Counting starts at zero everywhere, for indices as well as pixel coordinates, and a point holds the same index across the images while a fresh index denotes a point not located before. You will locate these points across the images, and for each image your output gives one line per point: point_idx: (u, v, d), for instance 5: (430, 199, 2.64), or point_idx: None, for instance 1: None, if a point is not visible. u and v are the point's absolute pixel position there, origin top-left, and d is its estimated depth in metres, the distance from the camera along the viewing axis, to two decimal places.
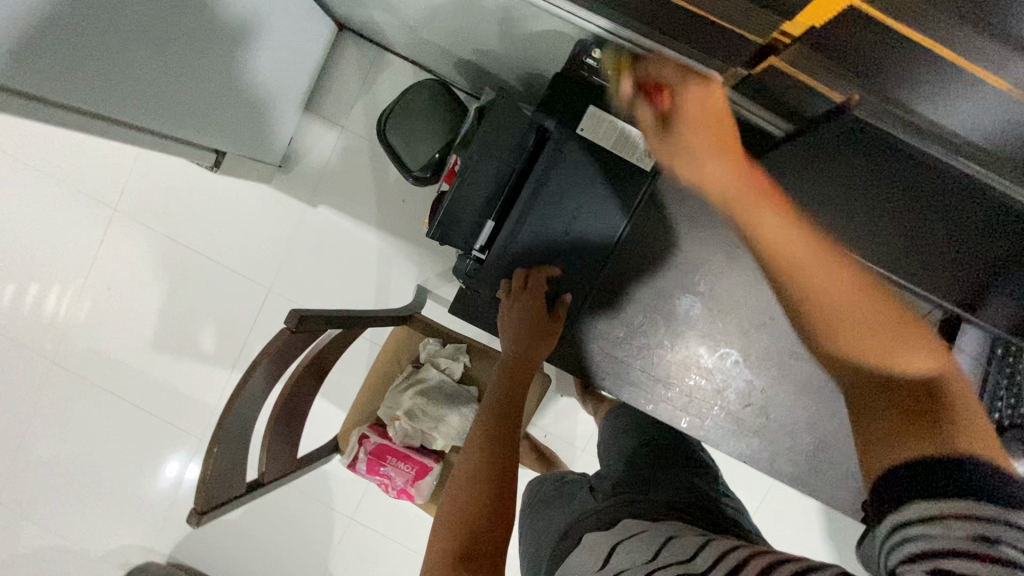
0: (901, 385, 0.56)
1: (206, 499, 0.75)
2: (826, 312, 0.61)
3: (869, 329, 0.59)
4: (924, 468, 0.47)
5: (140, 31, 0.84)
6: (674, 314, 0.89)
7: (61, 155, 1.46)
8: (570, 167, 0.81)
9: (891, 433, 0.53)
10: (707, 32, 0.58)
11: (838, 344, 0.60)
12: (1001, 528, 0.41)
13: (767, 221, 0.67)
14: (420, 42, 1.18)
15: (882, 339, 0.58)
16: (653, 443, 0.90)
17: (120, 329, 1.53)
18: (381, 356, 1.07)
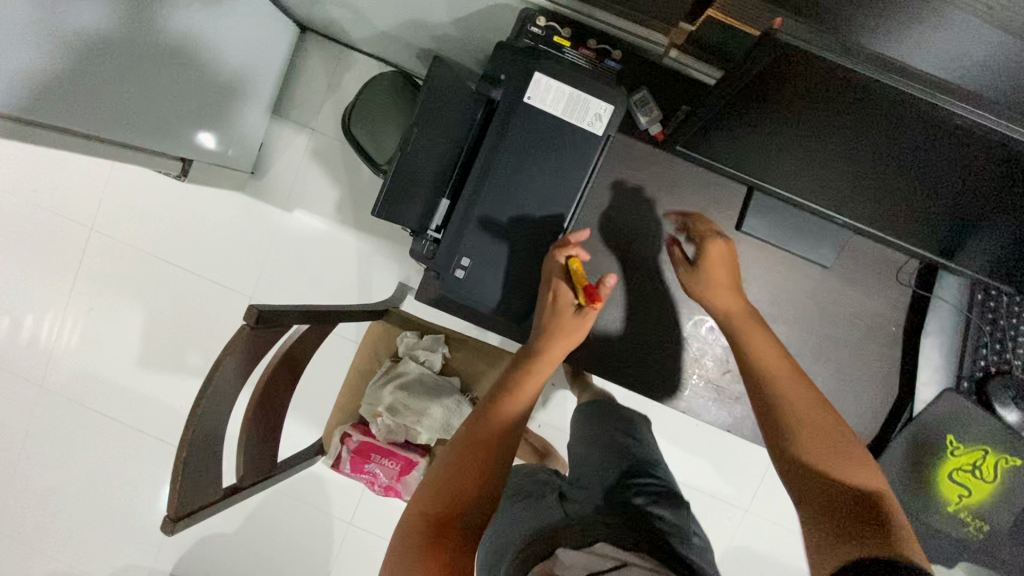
0: (838, 491, 0.58)
1: (180, 506, 0.74)
2: (791, 434, 0.64)
3: (825, 446, 0.62)
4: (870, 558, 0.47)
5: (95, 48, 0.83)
6: (646, 288, 0.89)
7: (34, 177, 1.46)
8: (524, 133, 0.73)
9: (836, 530, 0.54)
10: None
11: (808, 459, 0.62)
12: None
13: (759, 338, 0.75)
14: (379, 35, 1.17)
15: (832, 453, 0.61)
16: (620, 445, 0.86)
17: (106, 351, 1.52)
18: (362, 351, 1.07)
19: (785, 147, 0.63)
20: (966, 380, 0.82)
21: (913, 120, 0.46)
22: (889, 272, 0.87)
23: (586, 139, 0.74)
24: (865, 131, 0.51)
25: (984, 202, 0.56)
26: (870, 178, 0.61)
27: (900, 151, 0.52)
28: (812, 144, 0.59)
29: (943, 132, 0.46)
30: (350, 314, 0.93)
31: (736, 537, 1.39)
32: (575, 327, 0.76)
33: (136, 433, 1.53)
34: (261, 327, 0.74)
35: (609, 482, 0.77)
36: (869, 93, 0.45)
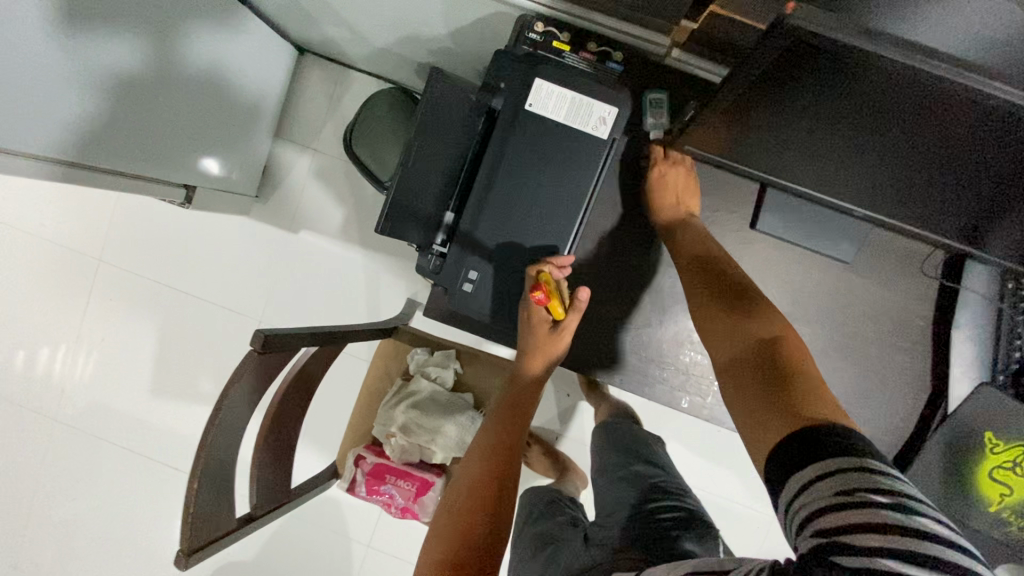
0: (756, 361, 0.60)
1: (193, 539, 0.72)
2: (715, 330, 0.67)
3: (739, 327, 0.65)
4: (794, 445, 0.49)
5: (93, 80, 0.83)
6: (661, 293, 0.87)
7: (42, 211, 1.47)
8: (525, 143, 0.71)
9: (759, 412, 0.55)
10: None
11: (731, 347, 0.64)
12: (862, 479, 0.43)
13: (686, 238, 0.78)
14: (376, 53, 1.17)
15: (744, 328, 0.64)
16: (641, 471, 0.83)
17: (118, 381, 1.52)
18: (371, 371, 1.05)
19: (797, 141, 0.61)
20: (1002, 374, 0.79)
21: (938, 102, 0.44)
22: (913, 263, 0.84)
23: (590, 144, 0.72)
24: (886, 116, 0.49)
25: (1004, 182, 0.53)
26: (882, 165, 0.59)
27: (922, 136, 0.50)
28: (826, 135, 0.57)
29: (974, 112, 0.43)
30: (359, 334, 0.91)
31: (767, 544, 1.35)
32: (552, 343, 0.80)
33: (151, 463, 1.52)
34: (268, 353, 0.72)
35: (631, 513, 0.74)
36: (892, 76, 0.43)
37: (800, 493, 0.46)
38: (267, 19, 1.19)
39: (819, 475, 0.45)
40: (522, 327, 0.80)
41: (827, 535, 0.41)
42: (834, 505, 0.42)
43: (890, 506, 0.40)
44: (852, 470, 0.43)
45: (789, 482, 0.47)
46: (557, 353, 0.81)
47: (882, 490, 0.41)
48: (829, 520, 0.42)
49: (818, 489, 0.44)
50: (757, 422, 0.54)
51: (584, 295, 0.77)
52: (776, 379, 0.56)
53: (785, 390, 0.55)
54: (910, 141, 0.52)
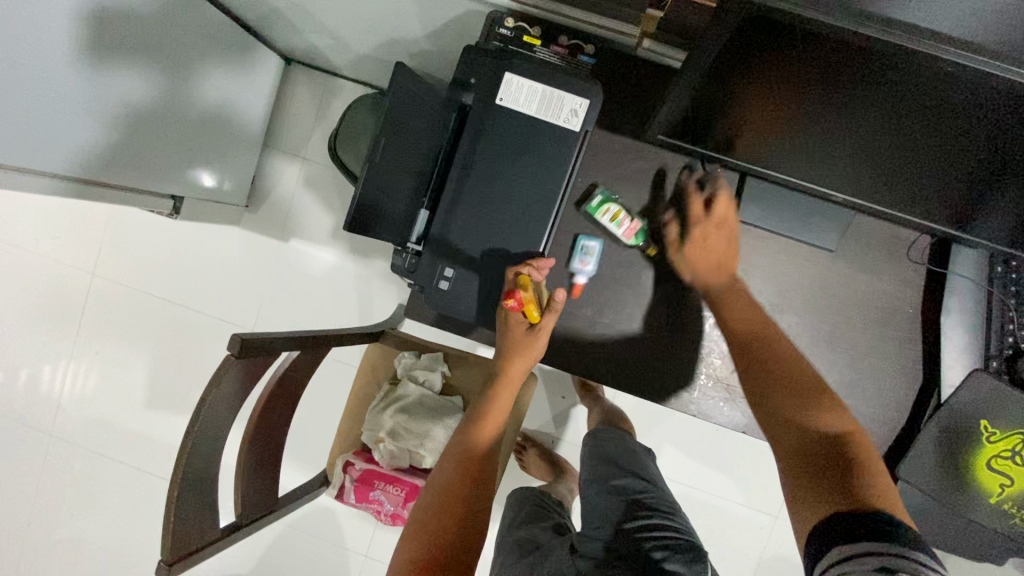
0: (814, 444, 0.57)
1: (173, 549, 0.71)
2: (761, 397, 0.64)
3: (785, 397, 0.62)
4: (852, 525, 0.48)
5: (82, 94, 0.83)
6: (644, 287, 0.85)
7: (39, 228, 1.48)
8: (499, 137, 0.71)
9: (813, 496, 0.53)
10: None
11: (783, 421, 0.60)
12: (908, 564, 0.44)
13: (735, 302, 0.75)
14: (360, 59, 1.17)
15: (791, 403, 0.61)
16: (620, 483, 0.81)
17: (114, 395, 1.52)
18: (359, 376, 1.04)
19: (769, 123, 0.60)
20: (994, 360, 0.77)
21: (899, 73, 0.43)
22: (899, 249, 0.82)
23: (564, 136, 0.71)
24: (854, 92, 0.48)
25: (980, 161, 0.53)
26: (855, 148, 0.59)
27: (890, 112, 0.49)
28: (798, 117, 0.57)
29: (937, 82, 0.42)
30: (342, 338, 0.90)
31: (769, 544, 1.32)
32: (528, 347, 0.79)
33: (148, 476, 1.52)
34: (247, 357, 0.72)
35: (613, 532, 0.73)
36: (849, 51, 0.42)
37: (841, 562, 0.47)
38: (254, 29, 1.19)
39: (864, 550, 0.46)
40: (499, 328, 0.79)
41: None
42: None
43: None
44: (898, 553, 0.45)
45: (832, 551, 0.48)
46: (535, 355, 0.80)
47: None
48: None
49: (860, 565, 0.46)
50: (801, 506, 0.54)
51: (560, 296, 0.77)
52: (826, 463, 0.55)
53: (841, 477, 0.53)
54: (883, 120, 0.51)
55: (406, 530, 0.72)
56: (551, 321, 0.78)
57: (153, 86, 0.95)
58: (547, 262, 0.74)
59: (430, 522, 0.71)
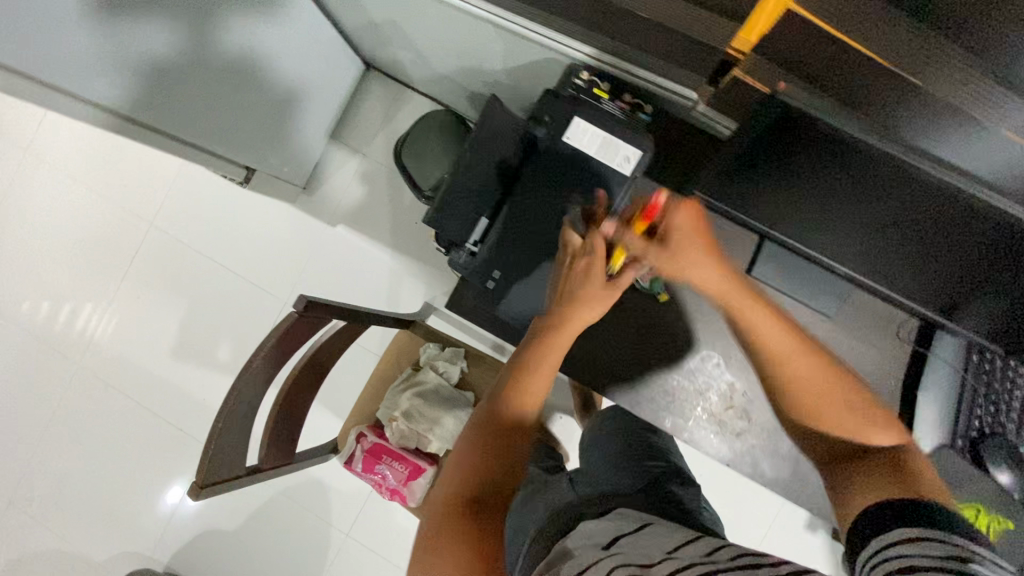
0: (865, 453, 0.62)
1: (207, 475, 0.79)
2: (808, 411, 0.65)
3: (828, 411, 0.64)
4: (910, 511, 0.53)
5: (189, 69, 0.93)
6: (654, 320, 0.95)
7: (114, 178, 1.63)
8: (559, 171, 0.83)
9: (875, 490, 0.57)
10: (677, 49, 0.68)
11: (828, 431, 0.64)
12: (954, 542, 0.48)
13: (761, 324, 0.66)
14: (437, 78, 1.30)
15: (840, 418, 0.63)
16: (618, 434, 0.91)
17: (144, 340, 1.62)
18: (384, 358, 1.13)
19: (810, 185, 0.74)
20: (960, 439, 0.84)
21: (899, 175, 0.63)
22: (888, 327, 0.93)
23: (615, 178, 0.82)
24: (863, 184, 0.68)
25: (965, 260, 0.71)
26: (871, 237, 0.77)
27: (895, 206, 0.69)
28: (828, 203, 0.75)
29: (930, 190, 0.63)
30: (379, 319, 1.00)
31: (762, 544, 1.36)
32: (604, 294, 0.73)
33: (159, 422, 1.60)
34: (306, 316, 0.82)
35: (608, 461, 0.83)
36: (865, 154, 0.63)
37: (897, 544, 0.50)
38: (346, 35, 1.33)
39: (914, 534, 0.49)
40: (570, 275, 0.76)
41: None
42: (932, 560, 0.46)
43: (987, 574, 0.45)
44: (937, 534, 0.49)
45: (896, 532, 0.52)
46: (597, 299, 0.73)
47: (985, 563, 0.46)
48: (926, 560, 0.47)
49: (918, 545, 0.48)
50: (856, 491, 0.59)
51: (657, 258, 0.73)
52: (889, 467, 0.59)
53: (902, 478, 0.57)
54: (890, 212, 0.70)
55: (443, 470, 0.66)
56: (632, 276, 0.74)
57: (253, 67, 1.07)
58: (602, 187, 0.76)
59: (475, 452, 0.65)
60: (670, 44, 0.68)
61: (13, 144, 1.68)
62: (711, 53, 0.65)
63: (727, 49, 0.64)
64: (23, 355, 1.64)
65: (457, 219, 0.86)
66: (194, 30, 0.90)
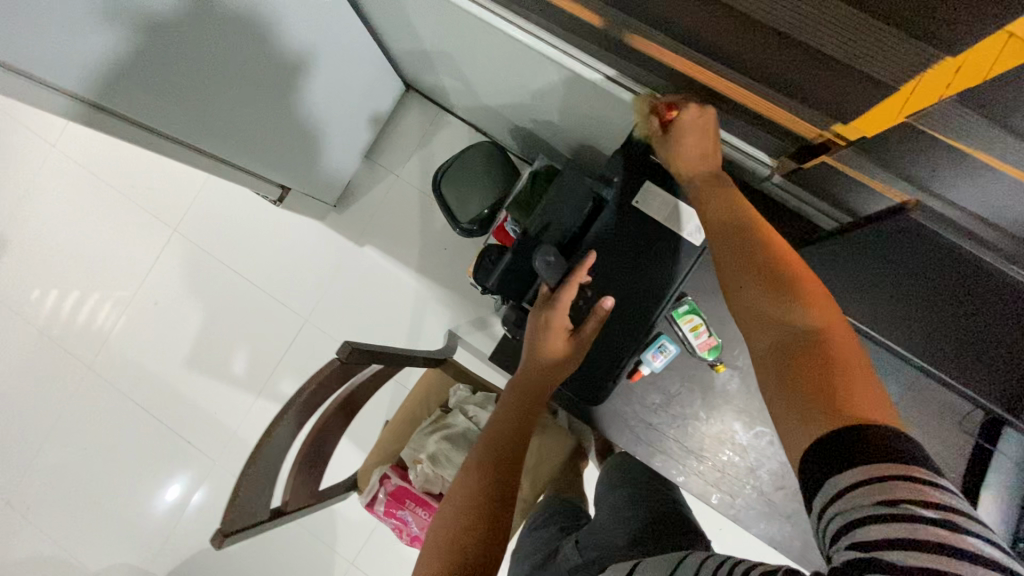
0: (791, 339, 0.53)
1: (232, 521, 0.76)
2: (731, 284, 0.62)
3: (759, 292, 0.58)
4: (827, 443, 0.45)
5: (233, 93, 0.89)
6: (710, 386, 0.83)
7: (141, 180, 1.61)
8: (626, 234, 0.81)
9: (803, 412, 0.49)
10: (770, 123, 0.70)
11: (756, 319, 0.58)
12: (912, 489, 0.40)
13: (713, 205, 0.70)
14: (482, 107, 1.27)
15: (769, 302, 0.57)
16: (622, 501, 0.94)
17: (158, 347, 1.58)
18: (413, 398, 1.11)
19: (860, 262, 0.80)
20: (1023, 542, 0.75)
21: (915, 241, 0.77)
22: None
23: (685, 249, 0.80)
24: (896, 254, 0.78)
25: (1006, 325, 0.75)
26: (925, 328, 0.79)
27: (928, 274, 0.77)
28: (881, 289, 0.80)
29: (939, 249, 0.76)
30: (415, 360, 0.97)
31: None
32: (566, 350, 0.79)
33: (167, 432, 1.56)
34: (350, 361, 0.80)
35: (605, 528, 0.87)
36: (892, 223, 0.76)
37: (833, 498, 0.43)
38: (391, 59, 1.30)
39: (857, 479, 0.42)
40: (537, 337, 0.80)
41: (868, 557, 0.39)
42: (875, 518, 0.40)
43: (937, 521, 0.38)
44: (894, 480, 0.41)
45: (835, 480, 0.44)
46: (567, 355, 0.79)
47: (929, 503, 0.39)
48: (871, 535, 0.40)
49: (859, 495, 0.41)
50: (798, 422, 0.49)
51: (607, 303, 0.77)
52: (816, 361, 0.50)
53: (824, 386, 0.48)
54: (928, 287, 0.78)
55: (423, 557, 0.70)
56: (592, 327, 0.79)
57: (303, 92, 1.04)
58: (593, 259, 0.79)
59: (465, 494, 0.74)
60: (764, 121, 0.71)
61: (40, 139, 1.66)
62: (800, 132, 0.68)
63: (829, 132, 0.66)
64: (34, 353, 1.61)
65: (520, 278, 0.88)
66: (246, 58, 0.85)
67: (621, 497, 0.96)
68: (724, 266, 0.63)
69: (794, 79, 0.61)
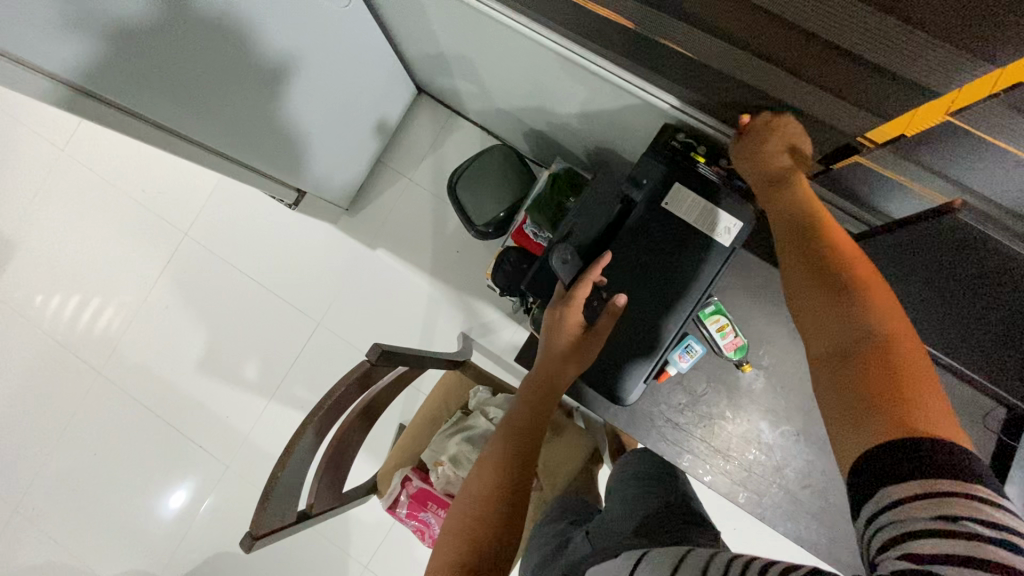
0: (859, 349, 0.52)
1: (261, 524, 0.76)
2: (805, 294, 0.61)
3: (833, 304, 0.57)
4: (882, 454, 0.44)
5: (239, 87, 0.90)
6: (736, 385, 0.86)
7: (150, 184, 1.60)
8: (656, 237, 0.82)
9: (856, 417, 0.48)
10: (802, 128, 0.71)
11: (827, 327, 0.57)
12: (970, 506, 0.39)
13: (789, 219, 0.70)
14: (495, 110, 1.28)
15: (842, 313, 0.56)
16: (630, 494, 0.92)
17: (168, 351, 1.58)
18: (432, 400, 1.12)
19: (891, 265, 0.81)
20: None
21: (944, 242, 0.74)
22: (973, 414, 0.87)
23: (713, 248, 0.81)
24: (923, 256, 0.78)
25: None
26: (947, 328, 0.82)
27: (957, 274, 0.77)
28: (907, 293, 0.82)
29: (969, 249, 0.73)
30: (437, 362, 0.98)
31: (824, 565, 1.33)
32: (579, 347, 0.80)
33: (177, 437, 1.56)
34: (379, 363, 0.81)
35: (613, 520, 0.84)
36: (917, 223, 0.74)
37: (884, 509, 0.42)
38: (404, 63, 1.31)
39: (912, 493, 0.41)
40: (552, 330, 0.81)
41: (924, 570, 0.38)
42: (930, 531, 0.39)
43: (995, 540, 0.37)
44: (954, 497, 0.39)
45: (888, 492, 0.42)
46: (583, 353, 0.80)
47: (988, 521, 0.38)
48: (923, 548, 0.39)
49: (912, 510, 0.40)
50: (851, 429, 0.48)
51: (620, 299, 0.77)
52: (882, 373, 0.49)
53: (885, 399, 0.47)
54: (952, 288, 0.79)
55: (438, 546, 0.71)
56: (606, 323, 0.79)
57: (313, 91, 1.04)
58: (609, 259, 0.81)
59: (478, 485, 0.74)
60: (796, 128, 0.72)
61: (48, 143, 1.65)
62: (831, 135, 0.69)
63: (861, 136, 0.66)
64: (42, 359, 1.60)
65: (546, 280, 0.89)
66: (254, 53, 0.86)
67: (630, 487, 0.95)
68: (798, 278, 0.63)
69: (826, 82, 0.61)
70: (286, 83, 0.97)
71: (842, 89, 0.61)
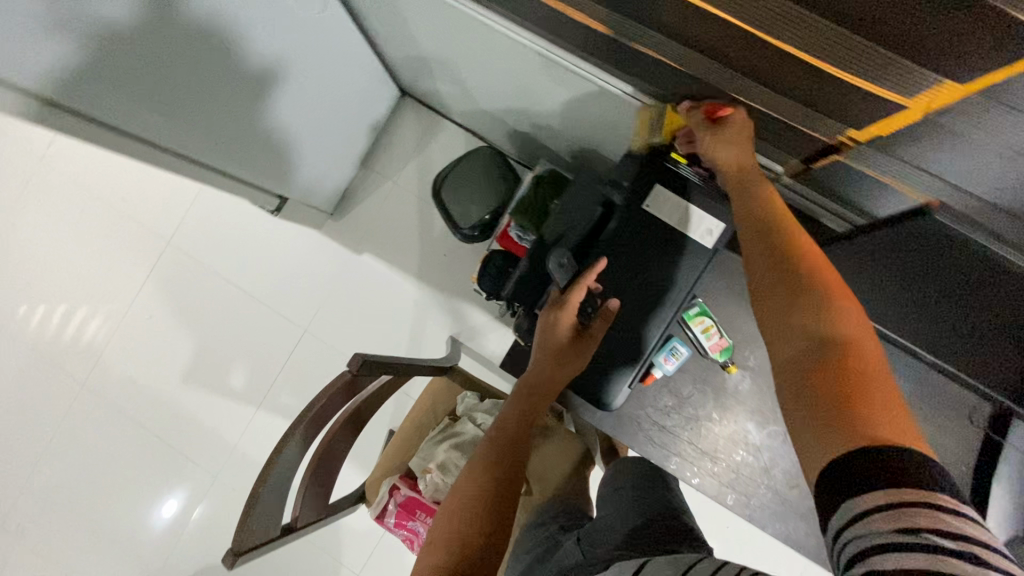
0: (820, 352, 0.51)
1: (242, 540, 0.74)
2: (764, 291, 0.59)
3: (792, 304, 0.56)
4: (848, 461, 0.43)
5: (220, 98, 0.88)
6: (723, 387, 0.86)
7: (132, 192, 1.58)
8: (639, 239, 0.81)
9: (821, 423, 0.47)
10: (783, 130, 0.71)
11: (785, 328, 0.55)
12: (931, 518, 0.39)
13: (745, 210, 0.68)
14: (479, 112, 1.27)
15: (804, 312, 0.54)
16: (621, 502, 0.91)
17: (153, 361, 1.56)
18: (420, 407, 1.11)
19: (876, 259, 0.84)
20: None
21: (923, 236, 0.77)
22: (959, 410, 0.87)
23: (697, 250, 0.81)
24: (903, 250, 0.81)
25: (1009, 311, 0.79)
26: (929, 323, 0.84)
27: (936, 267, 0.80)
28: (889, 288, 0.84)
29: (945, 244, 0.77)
30: (423, 369, 0.96)
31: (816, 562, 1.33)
32: (570, 353, 0.80)
33: (164, 448, 1.53)
34: (361, 372, 0.79)
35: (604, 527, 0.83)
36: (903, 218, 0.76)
37: (848, 522, 0.41)
38: (386, 66, 1.30)
39: (874, 505, 0.41)
40: (543, 337, 0.81)
41: None
42: (892, 545, 0.39)
43: (959, 553, 0.37)
44: (915, 508, 0.39)
45: (854, 505, 0.42)
46: (573, 360, 0.80)
47: (950, 534, 0.38)
48: (886, 562, 0.38)
49: (876, 522, 0.40)
50: (814, 439, 0.47)
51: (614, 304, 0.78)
52: (843, 376, 0.48)
53: (846, 403, 0.46)
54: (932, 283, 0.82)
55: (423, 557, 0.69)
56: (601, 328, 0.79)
57: (295, 99, 1.03)
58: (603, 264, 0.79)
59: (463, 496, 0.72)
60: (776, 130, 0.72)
61: (26, 151, 1.62)
62: (811, 136, 0.69)
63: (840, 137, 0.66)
64: (24, 372, 1.57)
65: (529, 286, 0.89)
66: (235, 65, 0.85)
67: (622, 495, 0.94)
68: (757, 274, 0.61)
69: (800, 88, 0.61)
70: (266, 91, 0.96)
71: (816, 95, 0.61)
